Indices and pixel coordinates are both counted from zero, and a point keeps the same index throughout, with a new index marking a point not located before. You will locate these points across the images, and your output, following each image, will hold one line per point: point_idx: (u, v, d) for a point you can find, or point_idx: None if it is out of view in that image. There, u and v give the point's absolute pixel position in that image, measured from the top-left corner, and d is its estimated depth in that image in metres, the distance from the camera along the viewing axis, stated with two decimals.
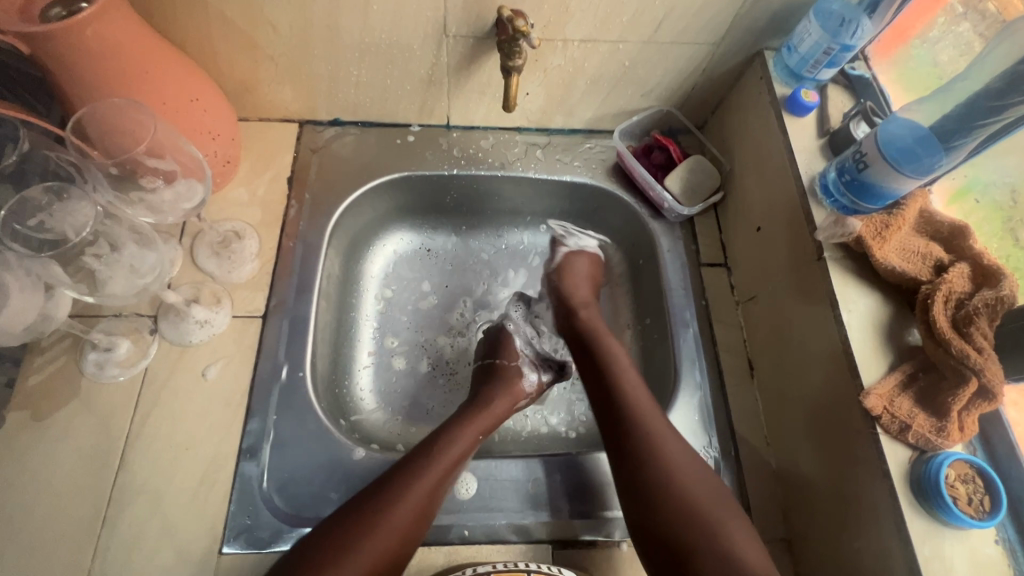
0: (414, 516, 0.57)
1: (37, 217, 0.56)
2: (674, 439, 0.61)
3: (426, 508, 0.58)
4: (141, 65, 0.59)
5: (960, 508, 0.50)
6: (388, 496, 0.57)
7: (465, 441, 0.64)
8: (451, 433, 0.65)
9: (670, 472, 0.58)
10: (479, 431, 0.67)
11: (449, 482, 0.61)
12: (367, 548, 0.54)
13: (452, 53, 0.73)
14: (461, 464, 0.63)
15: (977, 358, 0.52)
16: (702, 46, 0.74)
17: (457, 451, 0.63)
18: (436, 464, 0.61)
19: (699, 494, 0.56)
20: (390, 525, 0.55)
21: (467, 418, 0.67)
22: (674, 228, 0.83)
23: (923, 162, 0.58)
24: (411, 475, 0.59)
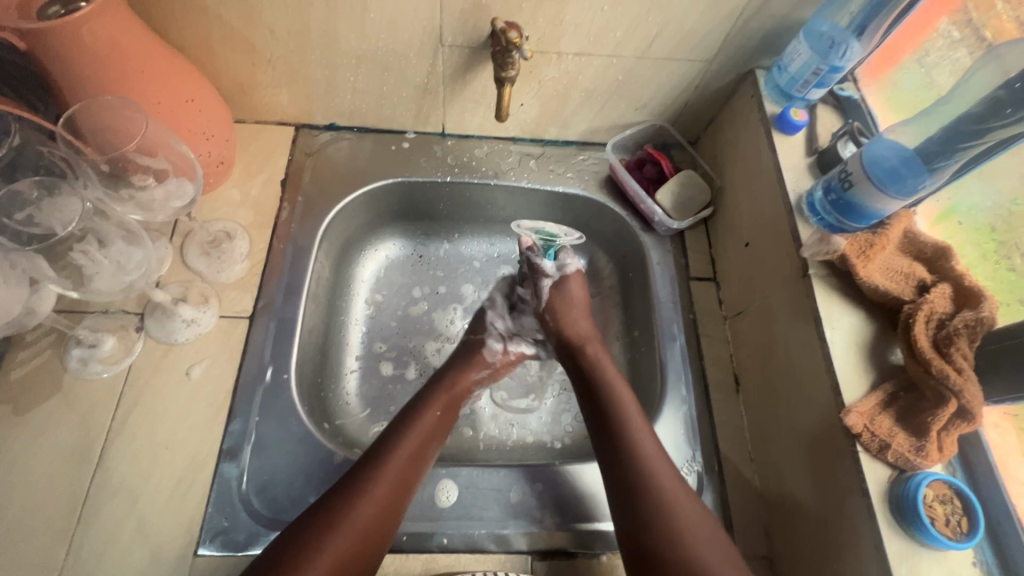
0: (380, 505, 0.57)
1: (26, 211, 0.57)
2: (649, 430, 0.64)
3: (393, 494, 0.58)
4: (136, 64, 0.59)
5: (938, 529, 0.50)
6: (353, 489, 0.57)
7: (423, 421, 0.65)
8: (411, 417, 0.66)
9: (641, 458, 0.60)
10: (439, 407, 0.68)
11: (416, 467, 0.62)
12: (335, 543, 0.53)
13: (447, 62, 0.74)
14: (425, 449, 0.64)
15: (957, 379, 0.52)
16: (694, 63, 0.76)
17: (419, 434, 0.64)
18: (398, 448, 0.62)
19: (666, 481, 0.59)
20: (357, 518, 0.55)
21: (429, 396, 0.69)
22: (664, 241, 0.84)
23: (907, 183, 0.58)
24: (375, 464, 0.60)
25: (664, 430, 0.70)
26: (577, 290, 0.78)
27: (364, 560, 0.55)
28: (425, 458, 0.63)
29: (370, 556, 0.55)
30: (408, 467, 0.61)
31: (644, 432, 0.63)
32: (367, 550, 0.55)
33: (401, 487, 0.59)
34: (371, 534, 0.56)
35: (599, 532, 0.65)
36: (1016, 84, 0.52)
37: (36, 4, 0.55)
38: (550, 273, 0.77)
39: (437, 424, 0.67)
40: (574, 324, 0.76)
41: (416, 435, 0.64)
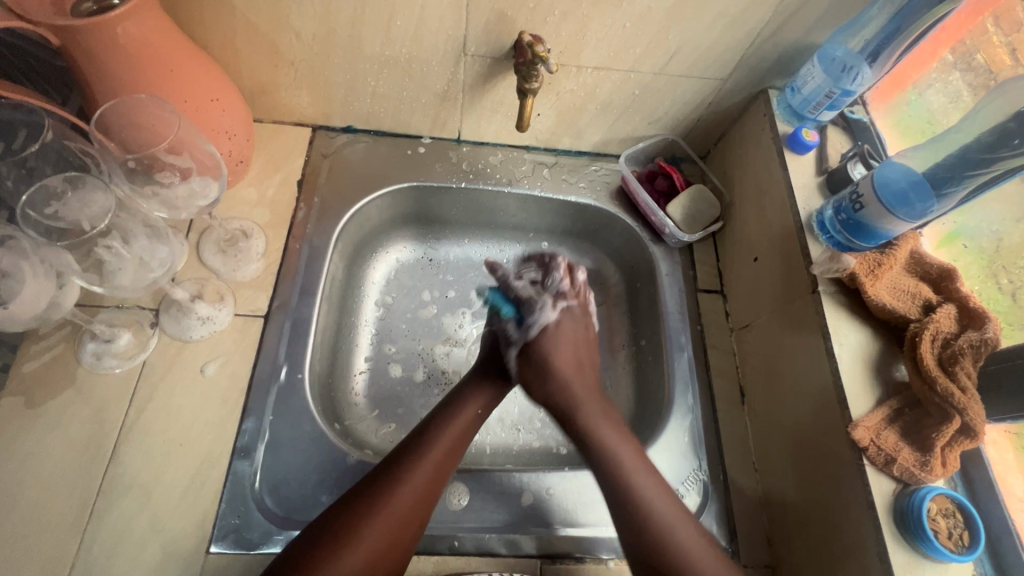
0: (418, 494, 0.58)
1: (52, 206, 0.58)
2: (663, 491, 0.60)
3: (430, 485, 0.59)
4: (166, 63, 0.60)
5: (941, 542, 0.52)
6: (391, 476, 0.58)
7: (462, 415, 0.66)
8: (449, 410, 0.67)
9: (651, 521, 0.58)
10: (479, 405, 0.69)
11: (452, 458, 0.63)
12: (374, 529, 0.55)
13: (468, 71, 0.75)
14: (462, 441, 0.65)
15: (961, 398, 0.54)
16: (709, 81, 0.77)
17: (457, 428, 0.65)
18: (436, 440, 0.62)
19: (686, 542, 0.57)
20: (395, 506, 0.56)
21: (468, 393, 0.69)
22: (673, 253, 0.85)
23: (916, 207, 0.60)
24: (414, 454, 0.61)
25: (670, 438, 0.71)
26: (563, 351, 0.70)
27: (399, 547, 0.56)
28: (461, 449, 0.64)
29: (400, 549, 0.56)
30: (445, 458, 0.62)
31: (663, 503, 0.59)
32: (399, 543, 0.56)
33: (438, 479, 0.60)
34: (404, 528, 0.56)
35: (606, 538, 0.66)
36: None
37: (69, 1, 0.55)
38: (514, 335, 0.72)
39: (474, 419, 0.67)
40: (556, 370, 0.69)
41: (455, 429, 0.64)
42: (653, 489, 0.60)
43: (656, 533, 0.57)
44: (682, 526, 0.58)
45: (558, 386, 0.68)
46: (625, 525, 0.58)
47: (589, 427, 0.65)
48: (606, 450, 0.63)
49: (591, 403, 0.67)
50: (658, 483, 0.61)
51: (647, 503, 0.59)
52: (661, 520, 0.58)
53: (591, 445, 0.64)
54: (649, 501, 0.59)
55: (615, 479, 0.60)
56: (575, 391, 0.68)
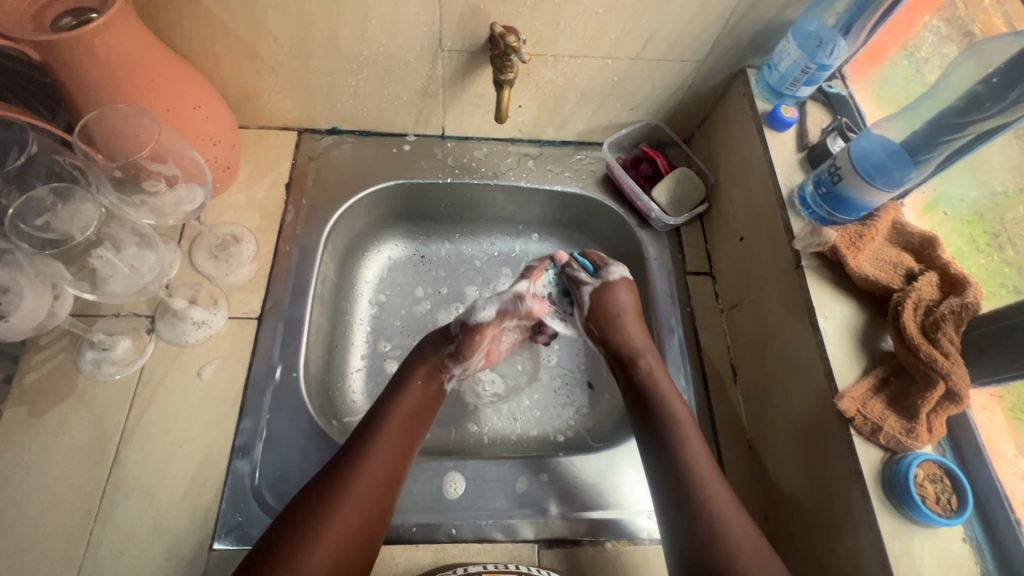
0: (378, 477, 0.59)
1: (43, 217, 0.60)
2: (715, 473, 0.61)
3: (389, 468, 0.61)
4: (148, 76, 0.61)
5: (929, 506, 0.52)
6: (348, 467, 0.59)
7: (410, 396, 0.68)
8: (397, 393, 0.68)
9: (694, 477, 0.60)
10: (426, 384, 0.70)
11: (408, 444, 0.64)
12: (338, 518, 0.55)
13: (447, 66, 0.76)
14: (413, 424, 0.66)
15: (944, 363, 0.54)
16: (687, 63, 0.78)
17: (404, 408, 0.67)
18: (384, 427, 0.64)
19: (722, 509, 0.58)
20: (358, 492, 0.57)
21: (412, 372, 0.71)
22: (661, 237, 0.86)
23: (894, 176, 0.60)
24: (366, 440, 0.62)
25: None
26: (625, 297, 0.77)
27: (367, 531, 0.56)
28: (416, 429, 0.66)
29: (367, 535, 0.56)
30: (402, 443, 0.63)
31: (714, 481, 0.60)
32: (365, 527, 0.56)
33: (398, 462, 0.62)
34: (369, 511, 0.57)
35: (603, 520, 0.67)
36: (994, 79, 0.56)
37: (49, 16, 0.56)
38: (589, 280, 0.79)
39: (422, 398, 0.69)
40: (629, 343, 0.73)
41: (402, 409, 0.66)
42: (705, 466, 0.61)
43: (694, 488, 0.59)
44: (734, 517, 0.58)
45: (652, 364, 0.71)
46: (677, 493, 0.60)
47: (651, 378, 0.69)
48: (681, 445, 0.63)
49: (660, 378, 0.69)
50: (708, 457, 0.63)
51: (698, 473, 0.61)
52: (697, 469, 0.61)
53: (658, 421, 0.65)
54: (710, 498, 0.59)
55: (680, 473, 0.61)
56: (638, 344, 0.73)
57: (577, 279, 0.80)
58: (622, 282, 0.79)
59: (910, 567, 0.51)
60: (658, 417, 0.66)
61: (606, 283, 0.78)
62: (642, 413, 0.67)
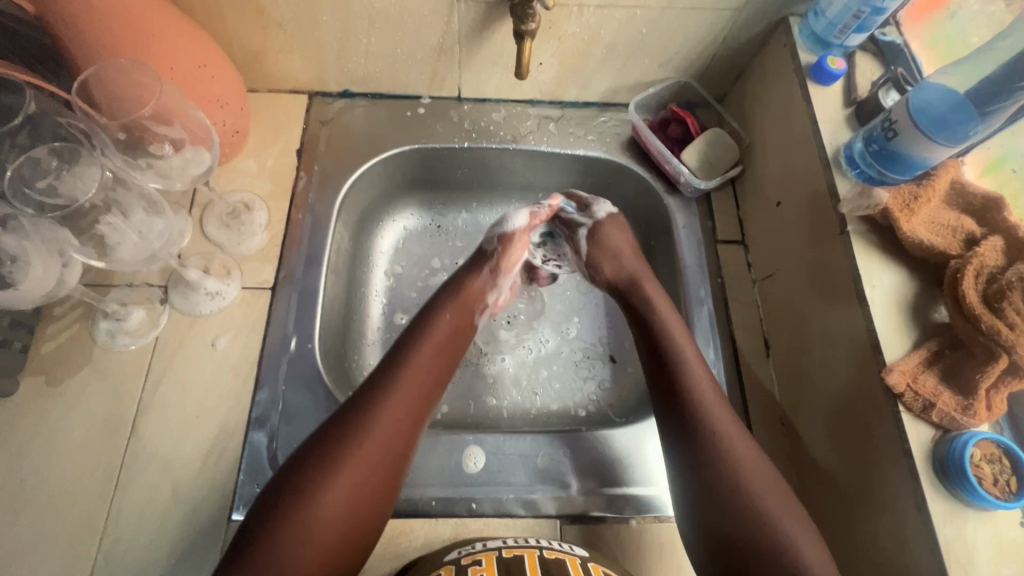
0: (400, 412, 0.57)
1: (47, 180, 0.58)
2: (748, 441, 0.56)
3: (411, 402, 0.58)
4: (143, 30, 0.58)
5: (985, 489, 0.48)
6: (366, 402, 0.56)
7: (433, 329, 0.64)
8: (418, 328, 0.65)
9: (727, 448, 0.55)
10: (450, 312, 0.67)
11: (430, 379, 0.61)
12: (361, 450, 0.53)
13: (463, 19, 0.71)
14: (440, 356, 0.63)
15: (1010, 335, 0.49)
16: (724, 12, 0.71)
17: (431, 342, 0.63)
18: (405, 364, 0.60)
19: (756, 482, 0.53)
20: (378, 424, 0.55)
21: (444, 302, 0.68)
22: (690, 204, 0.81)
23: (957, 130, 0.55)
24: (388, 372, 0.59)
25: None
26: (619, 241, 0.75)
27: (390, 468, 0.54)
28: (439, 365, 0.63)
29: (383, 475, 0.54)
30: (421, 374, 0.60)
31: (749, 450, 0.55)
32: (382, 465, 0.54)
33: (420, 396, 0.59)
34: (389, 449, 0.55)
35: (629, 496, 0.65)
36: None
37: None
38: (584, 222, 0.77)
39: (451, 326, 0.66)
40: (623, 259, 0.73)
41: (428, 341, 0.63)
42: (740, 439, 0.55)
43: (728, 463, 0.54)
44: (778, 496, 0.52)
45: (649, 292, 0.69)
46: (698, 474, 0.55)
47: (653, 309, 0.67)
48: (707, 409, 0.57)
49: (673, 321, 0.65)
50: (734, 420, 0.57)
51: (725, 433, 0.56)
52: (736, 451, 0.55)
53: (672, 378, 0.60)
54: (744, 472, 0.53)
55: (712, 447, 0.55)
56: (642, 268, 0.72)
57: (572, 222, 0.78)
58: (613, 228, 0.76)
59: (963, 552, 0.48)
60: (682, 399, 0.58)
61: (598, 223, 0.76)
62: (651, 359, 0.63)
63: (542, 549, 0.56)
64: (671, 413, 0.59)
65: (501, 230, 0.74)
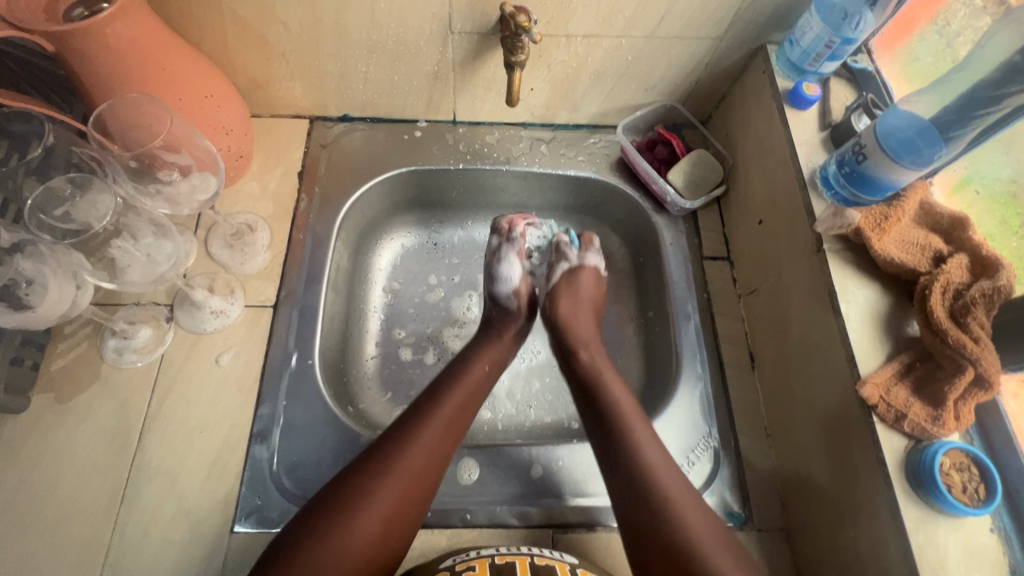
0: (429, 454, 0.59)
1: (62, 207, 0.61)
2: (677, 478, 0.59)
3: (439, 444, 0.61)
4: (155, 65, 0.61)
5: (955, 496, 0.50)
6: (403, 433, 0.60)
7: (473, 370, 0.69)
8: (459, 368, 0.69)
9: (664, 488, 0.58)
10: (488, 361, 0.71)
11: (462, 419, 0.64)
12: (391, 487, 0.56)
13: (457, 49, 0.74)
14: (476, 398, 0.67)
15: (974, 348, 0.52)
16: (705, 40, 0.75)
17: (465, 389, 0.66)
18: (444, 401, 0.64)
19: (699, 530, 0.55)
20: (411, 461, 0.58)
21: (479, 349, 0.72)
22: (676, 221, 0.84)
23: (923, 154, 0.58)
24: (422, 414, 0.62)
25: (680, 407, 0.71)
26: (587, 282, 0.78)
27: (416, 502, 0.57)
28: (471, 408, 0.66)
29: (413, 506, 0.57)
30: (457, 415, 0.63)
31: (683, 496, 0.57)
32: (412, 498, 0.57)
33: (447, 440, 0.62)
34: (417, 482, 0.57)
35: None
36: None
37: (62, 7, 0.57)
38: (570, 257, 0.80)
39: (487, 374, 0.70)
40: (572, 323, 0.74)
41: (465, 386, 0.66)
42: (672, 483, 0.58)
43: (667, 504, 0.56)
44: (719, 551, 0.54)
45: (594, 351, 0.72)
46: (640, 517, 0.56)
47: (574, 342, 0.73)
48: (637, 445, 0.61)
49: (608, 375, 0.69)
50: (666, 459, 0.60)
51: (656, 473, 0.59)
52: (670, 493, 0.57)
53: (604, 413, 0.64)
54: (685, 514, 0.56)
55: (641, 487, 0.58)
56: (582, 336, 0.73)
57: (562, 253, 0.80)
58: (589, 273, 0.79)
59: (934, 557, 0.50)
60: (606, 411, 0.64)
61: (581, 266, 0.79)
62: (585, 400, 0.67)
63: (534, 556, 0.58)
64: (604, 449, 0.62)
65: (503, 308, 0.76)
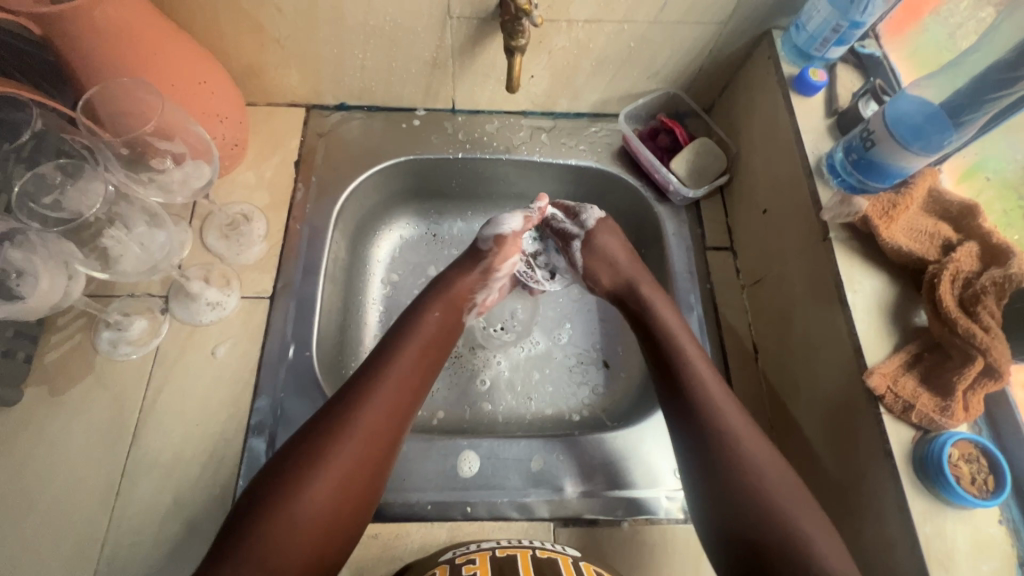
0: (381, 415, 0.58)
1: (51, 195, 0.60)
2: (764, 448, 0.56)
3: (395, 401, 0.59)
4: (148, 52, 0.60)
5: (963, 487, 0.50)
6: (354, 396, 0.58)
7: (423, 326, 0.67)
8: (410, 325, 0.67)
9: (740, 460, 0.55)
10: (439, 316, 0.69)
11: (415, 376, 0.63)
12: (342, 451, 0.54)
13: (455, 35, 0.73)
14: (428, 352, 0.65)
15: (984, 338, 0.51)
16: (709, 26, 0.73)
17: (416, 343, 0.65)
18: (395, 360, 0.62)
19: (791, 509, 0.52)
20: (360, 424, 0.56)
21: (430, 304, 0.70)
22: (679, 211, 0.83)
23: (932, 140, 0.57)
24: (372, 376, 0.60)
25: None
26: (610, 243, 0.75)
27: (374, 468, 0.56)
28: (425, 366, 0.64)
29: (369, 468, 0.55)
30: (409, 373, 0.62)
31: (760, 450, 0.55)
32: (368, 460, 0.55)
33: (401, 399, 0.60)
34: (372, 444, 0.56)
35: (622, 499, 0.66)
36: None
37: None
38: (577, 233, 0.77)
39: (439, 327, 0.68)
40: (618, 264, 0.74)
41: (415, 345, 0.64)
42: (752, 449, 0.55)
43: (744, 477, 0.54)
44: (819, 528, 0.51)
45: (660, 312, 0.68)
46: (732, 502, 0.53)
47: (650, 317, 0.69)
48: (706, 413, 0.58)
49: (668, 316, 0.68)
50: (755, 433, 0.57)
51: (738, 444, 0.56)
52: (756, 468, 0.54)
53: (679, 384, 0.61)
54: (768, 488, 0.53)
55: (726, 462, 0.55)
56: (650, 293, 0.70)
57: (565, 233, 0.78)
58: (606, 231, 0.77)
59: (943, 550, 0.49)
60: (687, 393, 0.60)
61: (591, 233, 0.76)
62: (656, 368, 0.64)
63: (535, 549, 0.57)
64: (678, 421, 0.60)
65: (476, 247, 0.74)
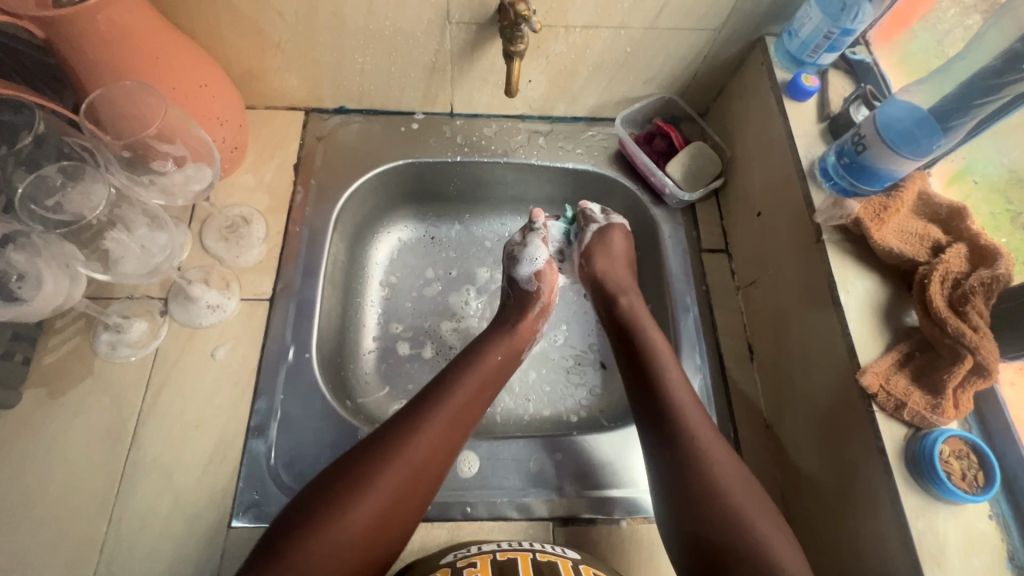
0: (436, 441, 0.59)
1: (54, 198, 0.60)
2: (717, 437, 0.59)
3: (447, 434, 0.60)
4: (150, 56, 0.60)
5: (954, 483, 0.51)
6: (410, 424, 0.59)
7: (484, 362, 0.68)
8: (472, 359, 0.69)
9: (700, 451, 0.57)
10: (499, 353, 0.70)
11: (469, 412, 0.63)
12: (389, 478, 0.55)
13: (455, 40, 0.74)
14: (485, 389, 0.66)
15: (973, 337, 0.52)
16: (704, 32, 0.75)
17: (477, 377, 0.66)
18: (452, 393, 0.63)
19: (734, 488, 0.54)
20: (418, 448, 0.57)
21: (492, 341, 0.71)
22: (675, 214, 0.84)
23: (921, 144, 0.59)
24: (431, 405, 0.61)
25: None
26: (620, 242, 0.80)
27: (416, 496, 0.56)
28: (480, 401, 0.65)
29: (413, 498, 0.56)
30: (464, 406, 0.63)
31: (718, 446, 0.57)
32: (413, 490, 0.56)
33: (455, 428, 0.61)
34: (420, 474, 0.57)
35: (621, 498, 0.67)
36: None
37: None
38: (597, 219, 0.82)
39: (496, 367, 0.69)
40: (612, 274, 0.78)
41: (475, 377, 0.66)
42: (707, 437, 0.58)
43: (708, 464, 0.56)
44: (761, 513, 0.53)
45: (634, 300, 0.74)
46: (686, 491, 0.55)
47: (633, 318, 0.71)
48: (678, 403, 0.61)
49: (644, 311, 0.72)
50: (706, 417, 0.61)
51: (699, 438, 0.58)
52: (710, 455, 0.57)
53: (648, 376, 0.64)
54: (721, 474, 0.55)
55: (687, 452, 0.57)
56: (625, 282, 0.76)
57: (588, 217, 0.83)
58: (619, 231, 0.81)
59: (935, 544, 0.50)
60: (661, 405, 0.61)
61: (610, 224, 0.81)
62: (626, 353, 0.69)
63: (535, 552, 0.57)
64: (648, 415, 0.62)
65: (524, 291, 0.78)
